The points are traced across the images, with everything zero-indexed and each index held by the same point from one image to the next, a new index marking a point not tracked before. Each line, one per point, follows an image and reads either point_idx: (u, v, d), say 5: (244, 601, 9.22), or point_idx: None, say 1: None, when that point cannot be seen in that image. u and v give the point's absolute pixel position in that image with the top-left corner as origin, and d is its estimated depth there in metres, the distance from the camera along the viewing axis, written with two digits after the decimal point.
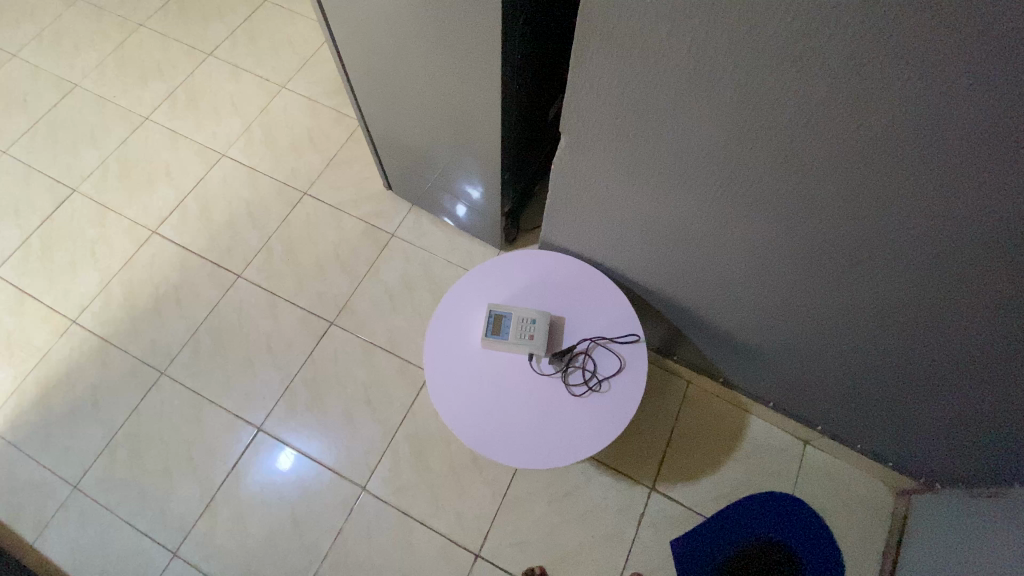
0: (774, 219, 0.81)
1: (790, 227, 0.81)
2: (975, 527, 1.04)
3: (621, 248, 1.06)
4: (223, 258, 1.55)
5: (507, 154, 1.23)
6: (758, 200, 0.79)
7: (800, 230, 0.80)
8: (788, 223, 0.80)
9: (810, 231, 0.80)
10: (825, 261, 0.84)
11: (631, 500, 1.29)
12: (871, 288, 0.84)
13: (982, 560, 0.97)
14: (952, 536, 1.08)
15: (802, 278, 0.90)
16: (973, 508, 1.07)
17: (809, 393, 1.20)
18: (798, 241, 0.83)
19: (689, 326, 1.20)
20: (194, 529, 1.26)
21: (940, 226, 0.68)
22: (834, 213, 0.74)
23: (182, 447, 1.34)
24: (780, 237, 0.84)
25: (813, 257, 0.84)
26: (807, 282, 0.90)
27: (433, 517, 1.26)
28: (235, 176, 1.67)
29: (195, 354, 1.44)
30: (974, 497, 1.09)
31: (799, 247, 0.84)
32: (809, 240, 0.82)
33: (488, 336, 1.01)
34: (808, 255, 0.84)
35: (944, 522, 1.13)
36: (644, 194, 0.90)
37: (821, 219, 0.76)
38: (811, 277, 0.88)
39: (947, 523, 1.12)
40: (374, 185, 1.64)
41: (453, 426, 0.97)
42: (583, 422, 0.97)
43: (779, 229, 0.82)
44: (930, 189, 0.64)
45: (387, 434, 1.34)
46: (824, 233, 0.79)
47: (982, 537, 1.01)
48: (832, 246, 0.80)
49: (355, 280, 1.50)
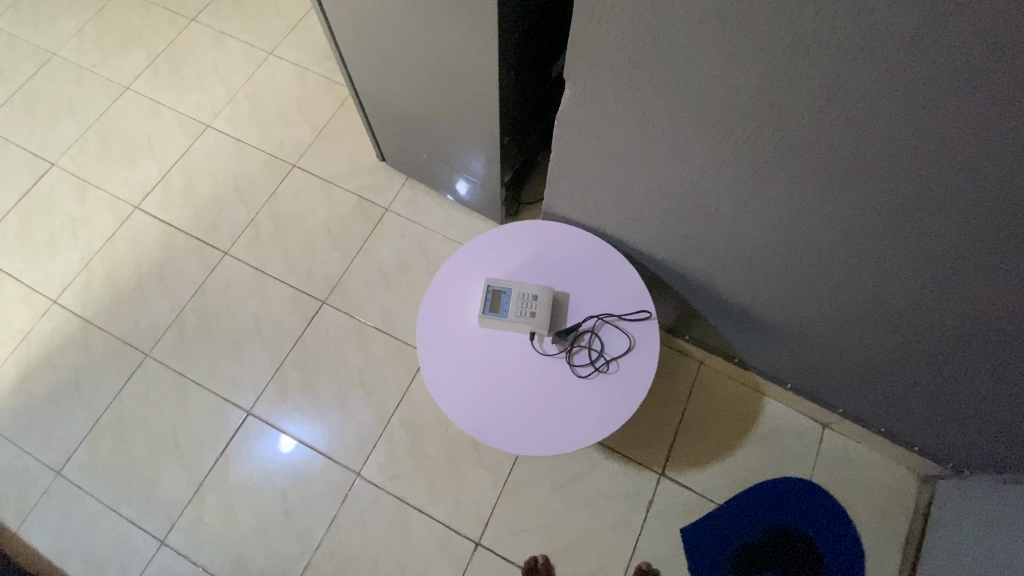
0: (804, 185, 0.72)
1: (823, 194, 0.71)
2: (1002, 515, 0.97)
3: (631, 215, 0.98)
4: (209, 235, 1.47)
5: (507, 120, 1.13)
6: (788, 162, 0.70)
7: (833, 197, 0.71)
8: (820, 189, 0.71)
9: (844, 198, 0.70)
10: (859, 232, 0.74)
11: (640, 487, 1.23)
12: (909, 264, 0.75)
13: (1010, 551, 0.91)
14: (979, 525, 1.01)
15: (829, 251, 0.81)
16: (1000, 494, 1.01)
17: (831, 374, 1.12)
18: (829, 210, 0.73)
19: (702, 301, 1.12)
20: (182, 517, 1.21)
21: (981, 189, 0.59)
22: (874, 177, 0.65)
23: (169, 434, 1.28)
24: (809, 205, 0.74)
25: (845, 228, 0.75)
26: (835, 255, 0.81)
27: (430, 504, 1.21)
28: (221, 148, 1.58)
29: (181, 335, 1.37)
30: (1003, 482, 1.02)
31: (830, 218, 0.75)
32: (826, 207, 0.73)
33: (486, 314, 0.93)
34: (838, 226, 0.75)
35: (969, 509, 1.06)
36: (657, 158, 0.81)
37: (858, 184, 0.67)
38: (840, 250, 0.79)
39: (972, 510, 1.05)
40: (367, 157, 1.55)
41: (448, 411, 0.90)
42: (589, 408, 0.90)
43: (807, 196, 0.73)
44: (967, 149, 0.56)
45: (382, 417, 1.27)
46: (860, 201, 0.69)
47: (1009, 525, 0.94)
48: (868, 216, 0.71)
49: (348, 257, 1.42)
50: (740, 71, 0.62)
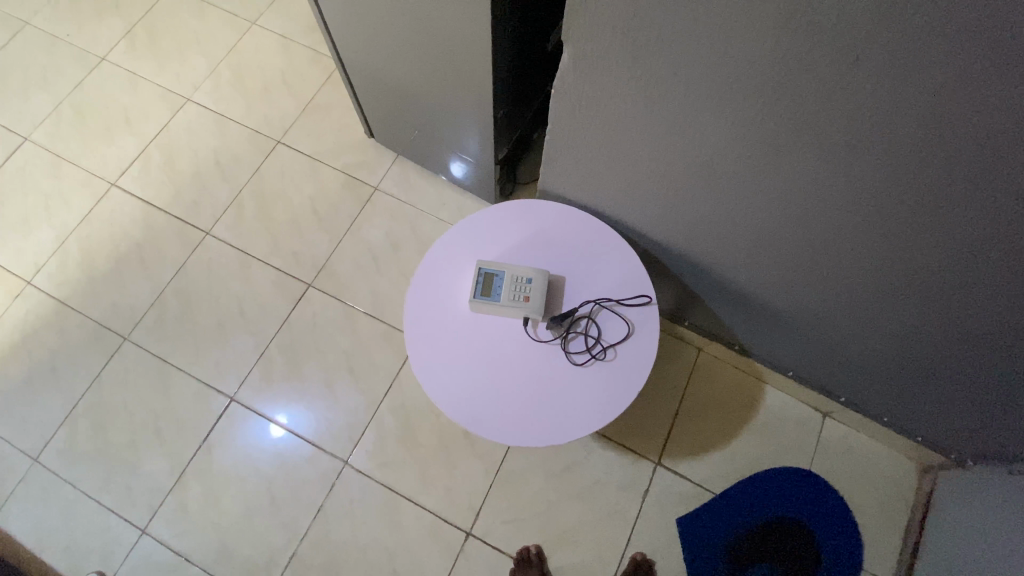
0: (822, 163, 0.66)
1: (842, 173, 0.66)
2: (1002, 508, 0.95)
3: (632, 195, 0.92)
4: (190, 214, 1.41)
5: (501, 94, 1.06)
6: (806, 138, 0.63)
7: (852, 177, 0.65)
8: (839, 168, 0.65)
9: (864, 178, 0.65)
10: (877, 215, 0.69)
11: (635, 476, 1.20)
12: (930, 250, 0.70)
13: (1009, 547, 0.88)
14: (978, 518, 0.99)
15: (843, 236, 0.76)
16: (999, 487, 0.98)
17: (835, 362, 1.08)
18: (848, 191, 0.68)
19: (704, 286, 1.08)
20: (163, 506, 1.18)
21: (1007, 170, 0.55)
22: (902, 154, 0.59)
23: (149, 420, 1.24)
24: (825, 185, 0.69)
25: (863, 211, 0.70)
26: (850, 240, 0.76)
27: (420, 494, 1.17)
28: (202, 123, 1.51)
29: (161, 318, 1.32)
30: (1001, 475, 1.00)
31: (847, 199, 0.69)
32: (837, 188, 0.68)
33: (477, 298, 0.88)
34: (855, 209, 0.70)
35: (969, 501, 1.03)
36: (660, 135, 0.76)
37: (883, 163, 0.61)
38: (855, 234, 0.74)
39: (972, 502, 1.03)
40: (355, 133, 1.48)
41: (437, 399, 0.86)
42: (586, 397, 0.86)
43: (822, 175, 0.67)
44: (996, 125, 0.51)
45: (370, 404, 1.23)
46: (882, 181, 0.64)
47: (1008, 521, 0.92)
48: (889, 198, 0.65)
49: (336, 239, 1.37)
50: (754, 34, 0.55)
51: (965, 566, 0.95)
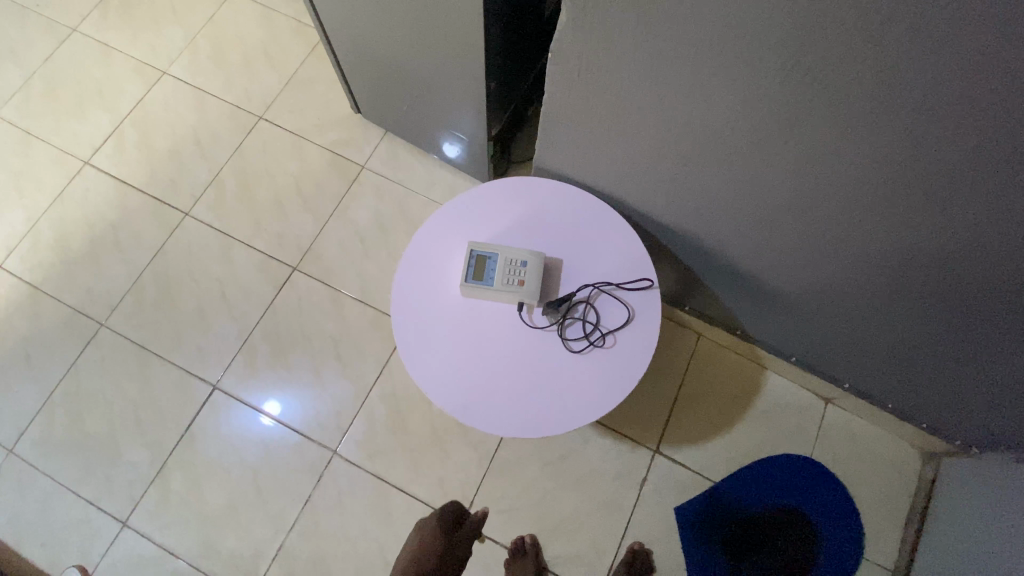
0: (844, 135, 0.60)
1: (863, 145, 0.60)
2: (1005, 497, 0.93)
3: (632, 172, 0.87)
4: (168, 194, 1.34)
5: (494, 64, 1.00)
6: (829, 104, 0.58)
7: (875, 149, 0.60)
8: (862, 139, 0.60)
9: (888, 151, 0.59)
10: (898, 193, 0.64)
11: (633, 464, 1.17)
12: (953, 230, 0.65)
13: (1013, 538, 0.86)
14: (982, 506, 0.97)
15: (859, 215, 0.71)
16: (1005, 475, 0.96)
17: (841, 348, 1.04)
18: (869, 166, 0.63)
19: (706, 269, 1.03)
20: (145, 497, 1.14)
21: None
22: (934, 122, 0.54)
23: (128, 409, 1.19)
24: (844, 159, 0.64)
25: (882, 188, 0.65)
26: (866, 220, 0.71)
27: (412, 483, 1.13)
28: (180, 98, 1.43)
29: (139, 303, 1.26)
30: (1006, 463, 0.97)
31: (866, 175, 0.64)
32: (850, 160, 0.63)
33: (469, 282, 0.83)
34: (874, 187, 0.65)
35: (973, 490, 1.01)
36: (665, 105, 0.70)
37: (910, 133, 0.56)
38: (873, 213, 0.69)
39: (977, 491, 1.00)
40: (341, 108, 1.41)
41: (427, 389, 0.82)
42: (585, 385, 0.82)
43: (842, 148, 0.62)
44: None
45: (359, 392, 1.18)
46: (908, 153, 0.58)
47: (1010, 513, 0.90)
48: (912, 174, 0.61)
49: (322, 220, 1.31)
50: None
51: (970, 555, 0.93)
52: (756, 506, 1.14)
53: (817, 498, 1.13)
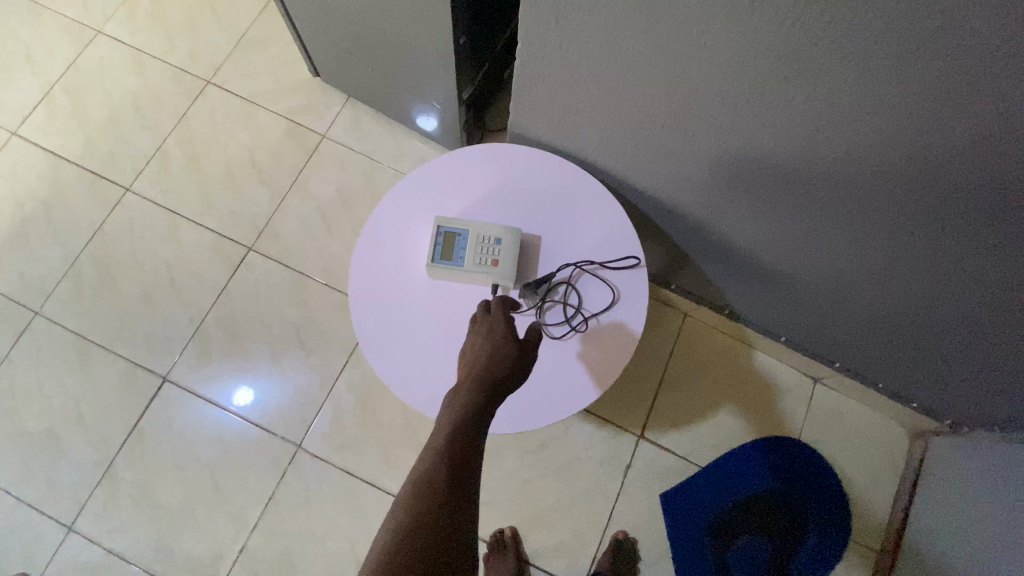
0: (864, 84, 0.52)
1: (887, 96, 0.52)
2: (993, 478, 0.90)
3: (615, 137, 0.78)
4: (107, 167, 1.21)
5: (464, 18, 0.89)
6: (848, 47, 0.50)
7: (900, 100, 0.52)
8: (886, 89, 0.52)
9: (915, 102, 0.52)
10: (920, 150, 0.57)
11: (617, 451, 1.12)
12: (978, 195, 0.58)
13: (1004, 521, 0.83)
14: (970, 485, 0.94)
15: (871, 181, 0.63)
16: (991, 453, 0.93)
17: (835, 327, 0.98)
18: (891, 121, 0.55)
19: (693, 244, 0.96)
20: (92, 500, 1.05)
21: None
22: (973, 64, 0.46)
23: (70, 405, 1.09)
24: (862, 114, 0.56)
25: (902, 146, 0.57)
26: (879, 187, 0.64)
27: (383, 477, 1.05)
28: (117, 60, 1.29)
29: (78, 289, 1.15)
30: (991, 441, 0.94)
31: (886, 131, 0.57)
32: (859, 108, 0.55)
33: (436, 263, 0.75)
34: (893, 145, 0.58)
35: (962, 468, 0.98)
36: (655, 54, 0.61)
37: (944, 79, 0.48)
38: (889, 177, 0.62)
39: (965, 469, 0.97)
40: (298, 72, 1.28)
41: (391, 381, 0.75)
42: (565, 371, 0.76)
43: (860, 99, 0.54)
44: None
45: (324, 381, 1.10)
46: (939, 103, 0.51)
47: (1000, 493, 0.87)
48: (940, 128, 0.53)
49: (279, 195, 1.20)
50: None
51: (962, 538, 0.90)
52: (745, 488, 1.11)
53: (801, 478, 1.11)
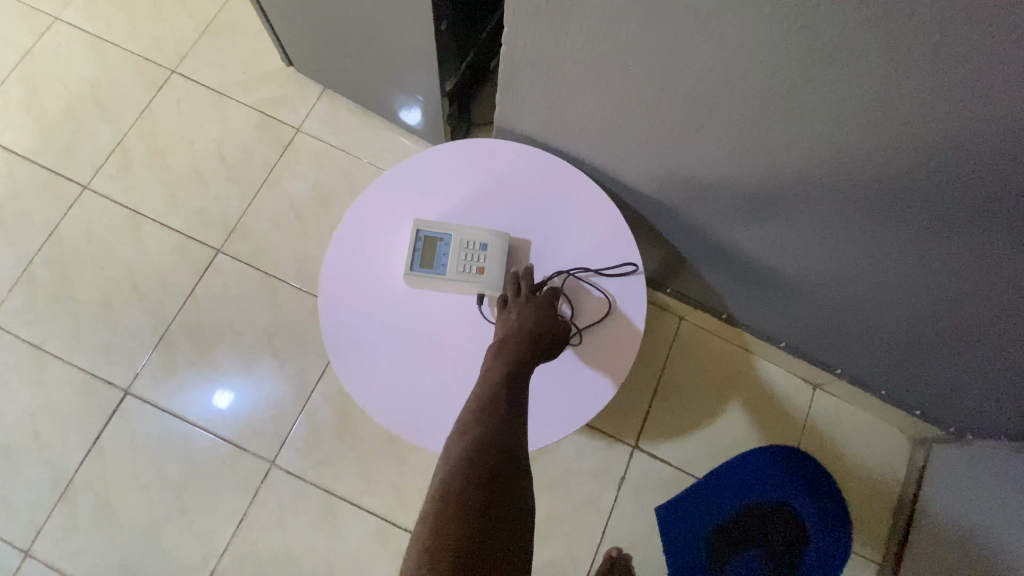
0: (897, 73, 0.46)
1: (922, 85, 0.46)
2: (997, 489, 0.86)
3: (609, 132, 0.72)
4: (63, 163, 1.13)
5: (446, 3, 0.82)
6: (880, 31, 0.44)
7: (936, 90, 0.46)
8: (923, 78, 0.46)
9: (956, 93, 0.46)
10: (956, 148, 0.51)
11: (610, 463, 1.07)
12: (1018, 198, 0.52)
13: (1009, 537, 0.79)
14: (971, 495, 0.90)
15: (897, 182, 0.57)
16: (994, 462, 0.89)
17: (840, 335, 0.93)
18: (926, 115, 0.49)
19: (691, 246, 0.90)
20: (49, 523, 0.97)
21: None
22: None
23: (24, 420, 1.01)
24: (893, 107, 0.50)
25: (936, 143, 0.51)
26: (906, 189, 0.57)
27: (363, 494, 0.99)
28: (74, 47, 1.20)
29: (32, 295, 1.06)
30: (995, 451, 0.90)
31: (919, 127, 0.50)
32: (886, 96, 0.49)
33: (415, 270, 0.68)
34: (926, 142, 0.51)
35: (964, 476, 0.94)
36: (654, 41, 0.55)
37: (992, 66, 0.42)
38: (918, 178, 0.55)
39: (967, 476, 0.93)
40: (271, 61, 1.20)
41: (365, 402, 0.69)
42: (553, 387, 0.71)
43: (892, 90, 0.48)
44: None
45: (299, 393, 1.03)
46: (985, 94, 0.45)
47: (1005, 505, 0.83)
48: (984, 122, 0.47)
49: (251, 193, 1.12)
50: None
51: (963, 550, 0.86)
52: (740, 499, 1.06)
53: (806, 488, 1.05)
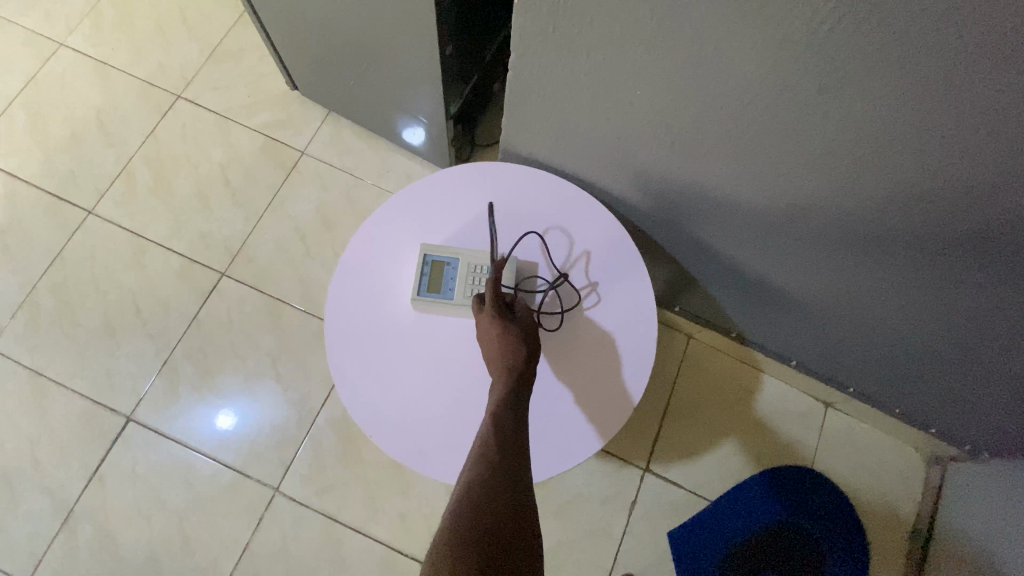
0: (913, 95, 0.46)
1: (930, 109, 0.46)
2: (1011, 505, 0.83)
3: (616, 154, 0.72)
4: (67, 188, 1.13)
5: (450, 28, 0.82)
6: (897, 55, 0.43)
7: (944, 114, 0.46)
8: (939, 100, 0.45)
9: (976, 112, 0.45)
10: (967, 168, 0.50)
11: (620, 487, 1.06)
12: None
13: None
14: (987, 510, 0.88)
15: (912, 201, 0.56)
16: (1005, 476, 0.87)
17: (849, 354, 0.92)
18: (941, 136, 0.48)
19: (698, 264, 0.89)
20: (48, 555, 0.95)
21: None
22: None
23: (24, 448, 1.00)
24: (907, 128, 0.49)
25: (948, 163, 0.50)
26: (919, 206, 0.56)
27: (368, 521, 0.97)
28: (80, 73, 1.21)
29: (34, 321, 1.06)
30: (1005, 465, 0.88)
31: (934, 145, 0.49)
32: (896, 119, 0.48)
33: (422, 295, 0.68)
34: (942, 158, 0.50)
35: (980, 491, 0.91)
36: (655, 70, 0.55)
37: (1004, 89, 0.42)
38: (930, 196, 0.55)
39: (982, 492, 0.91)
40: (275, 84, 1.21)
41: (371, 429, 0.67)
42: (555, 390, 0.70)
43: (909, 111, 0.47)
44: None
45: (303, 417, 1.01)
46: (1000, 114, 0.44)
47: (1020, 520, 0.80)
48: (1004, 141, 0.46)
49: (254, 216, 1.12)
50: None
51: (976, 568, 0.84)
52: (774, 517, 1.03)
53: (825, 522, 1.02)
